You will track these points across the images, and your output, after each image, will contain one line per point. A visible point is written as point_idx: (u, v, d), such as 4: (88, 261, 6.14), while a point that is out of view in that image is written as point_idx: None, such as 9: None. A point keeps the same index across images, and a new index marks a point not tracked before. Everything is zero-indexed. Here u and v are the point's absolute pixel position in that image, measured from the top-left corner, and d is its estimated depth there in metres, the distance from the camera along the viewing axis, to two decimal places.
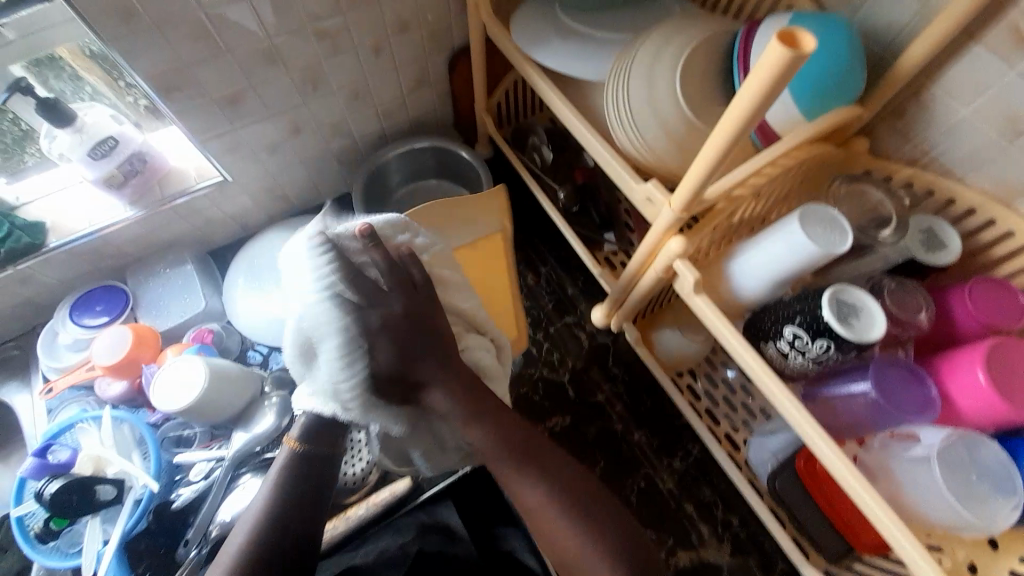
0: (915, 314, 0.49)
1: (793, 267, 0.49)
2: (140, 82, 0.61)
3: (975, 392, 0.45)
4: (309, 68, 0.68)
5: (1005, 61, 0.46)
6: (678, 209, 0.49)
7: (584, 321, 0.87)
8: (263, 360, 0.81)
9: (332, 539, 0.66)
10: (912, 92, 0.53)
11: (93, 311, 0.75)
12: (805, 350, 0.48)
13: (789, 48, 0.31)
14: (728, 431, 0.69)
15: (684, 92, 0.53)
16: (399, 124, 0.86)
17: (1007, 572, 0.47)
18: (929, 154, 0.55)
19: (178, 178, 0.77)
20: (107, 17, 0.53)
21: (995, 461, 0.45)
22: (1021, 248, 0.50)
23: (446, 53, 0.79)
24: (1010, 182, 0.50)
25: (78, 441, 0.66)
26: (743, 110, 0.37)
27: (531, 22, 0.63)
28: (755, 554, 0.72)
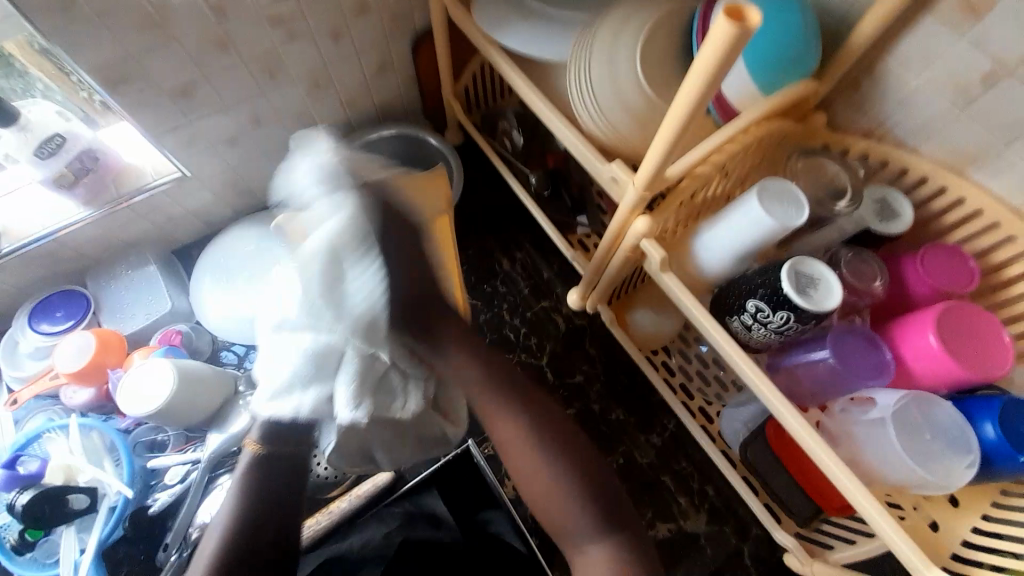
0: (870, 282, 0.50)
1: (753, 242, 0.50)
2: (85, 76, 0.58)
3: (927, 354, 0.47)
4: (265, 56, 0.66)
5: (954, 31, 0.46)
6: (640, 188, 0.49)
7: (561, 304, 0.87)
8: (238, 359, 0.80)
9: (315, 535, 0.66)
10: (867, 64, 0.54)
11: (53, 317, 0.73)
12: (767, 321, 0.50)
13: (736, 24, 0.31)
14: (702, 404, 0.72)
15: (644, 70, 0.53)
16: (365, 111, 0.84)
17: (969, 528, 0.50)
18: (884, 126, 0.56)
19: (134, 175, 0.73)
20: (43, 7, 0.50)
21: (948, 420, 0.46)
22: (970, 214, 0.52)
23: (408, 37, 0.77)
24: (960, 151, 0.52)
25: (47, 450, 0.65)
26: (696, 86, 0.37)
27: (491, 1, 0.61)
28: (731, 521, 0.75)
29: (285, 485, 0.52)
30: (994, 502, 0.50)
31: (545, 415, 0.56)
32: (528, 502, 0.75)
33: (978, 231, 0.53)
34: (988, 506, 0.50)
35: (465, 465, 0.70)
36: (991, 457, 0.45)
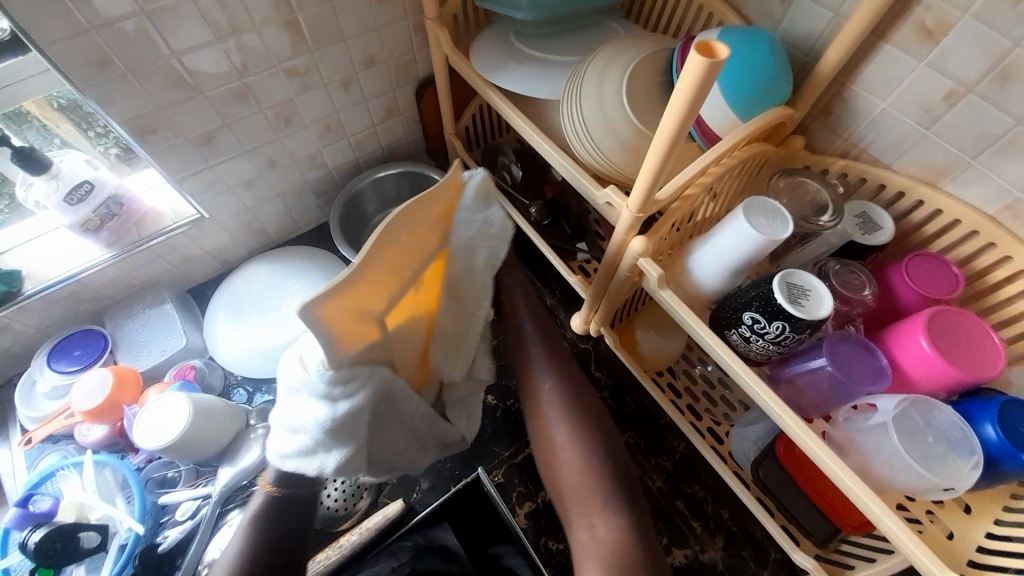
0: (859, 291, 0.52)
1: (744, 257, 0.52)
2: (116, 128, 0.63)
3: (921, 358, 0.48)
4: (280, 105, 0.71)
5: (913, 57, 0.51)
6: (634, 210, 0.52)
7: (564, 329, 0.89)
8: (248, 398, 0.80)
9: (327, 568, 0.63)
10: (838, 91, 0.58)
11: (71, 356, 0.75)
12: (764, 332, 0.51)
13: (707, 58, 0.35)
14: (711, 424, 0.71)
15: (632, 104, 0.57)
16: (373, 153, 0.89)
17: (984, 534, 0.50)
18: (859, 146, 0.60)
19: (154, 219, 0.78)
20: (84, 67, 0.56)
21: (947, 422, 0.47)
22: (950, 223, 0.55)
23: (412, 84, 0.83)
24: (932, 165, 0.55)
25: (59, 489, 0.65)
26: (676, 114, 0.40)
27: (488, 49, 0.67)
28: (748, 545, 0.73)
29: (288, 529, 0.54)
30: (1005, 507, 0.50)
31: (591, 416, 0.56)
32: (539, 530, 0.71)
33: (959, 239, 0.55)
34: (1000, 510, 0.50)
35: (475, 495, 0.68)
36: (995, 457, 0.46)
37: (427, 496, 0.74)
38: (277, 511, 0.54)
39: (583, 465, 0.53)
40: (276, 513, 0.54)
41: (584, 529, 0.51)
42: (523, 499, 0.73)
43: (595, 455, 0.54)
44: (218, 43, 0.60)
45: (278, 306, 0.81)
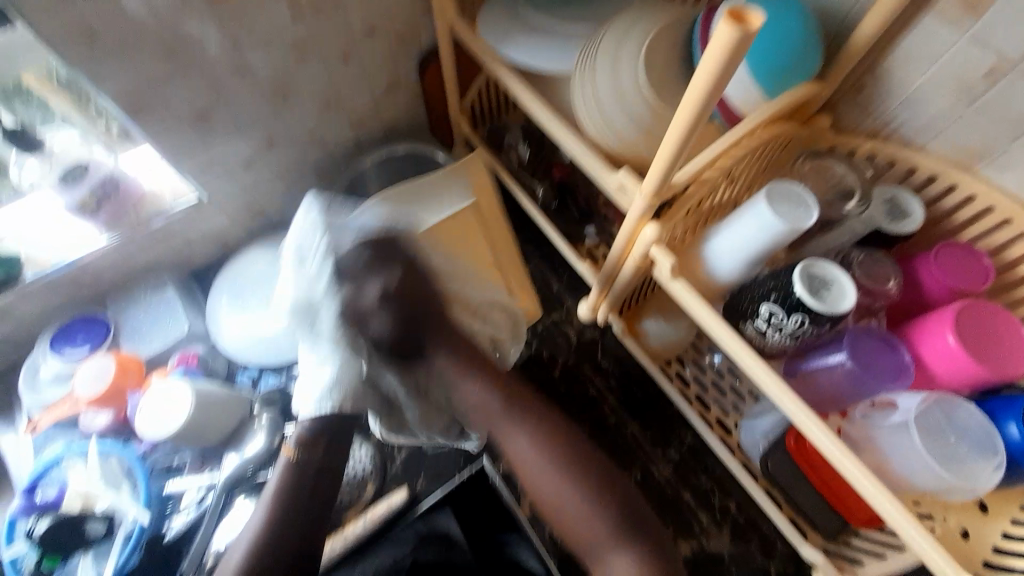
0: (884, 282, 0.50)
1: (762, 246, 0.50)
2: (108, 105, 0.60)
3: (946, 354, 0.46)
4: (277, 81, 0.68)
5: (955, 29, 0.47)
6: (648, 196, 0.49)
7: (572, 316, 0.86)
8: (252, 382, 0.79)
9: (341, 552, 0.64)
10: (868, 67, 0.55)
11: (73, 342, 0.74)
12: (782, 326, 0.49)
13: (738, 27, 0.32)
14: (719, 416, 0.69)
15: (648, 81, 0.54)
16: (374, 131, 0.86)
17: (998, 534, 0.49)
18: (889, 127, 0.56)
19: (153, 201, 0.76)
20: (69, 39, 0.53)
21: (971, 422, 0.46)
22: (984, 210, 0.52)
23: (415, 58, 0.79)
24: (968, 148, 0.52)
25: (65, 478, 0.65)
26: (699, 92, 0.37)
27: (494, 20, 0.64)
28: (755, 536, 0.72)
29: (314, 494, 0.53)
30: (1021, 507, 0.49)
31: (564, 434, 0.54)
32: None
33: (990, 229, 0.53)
34: (1017, 511, 0.49)
35: (477, 485, 0.70)
36: (1018, 459, 0.44)
37: (429, 484, 0.76)
38: (321, 475, 0.54)
39: (577, 510, 0.50)
40: (301, 489, 0.52)
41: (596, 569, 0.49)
42: None
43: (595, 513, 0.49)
44: (209, 13, 0.57)
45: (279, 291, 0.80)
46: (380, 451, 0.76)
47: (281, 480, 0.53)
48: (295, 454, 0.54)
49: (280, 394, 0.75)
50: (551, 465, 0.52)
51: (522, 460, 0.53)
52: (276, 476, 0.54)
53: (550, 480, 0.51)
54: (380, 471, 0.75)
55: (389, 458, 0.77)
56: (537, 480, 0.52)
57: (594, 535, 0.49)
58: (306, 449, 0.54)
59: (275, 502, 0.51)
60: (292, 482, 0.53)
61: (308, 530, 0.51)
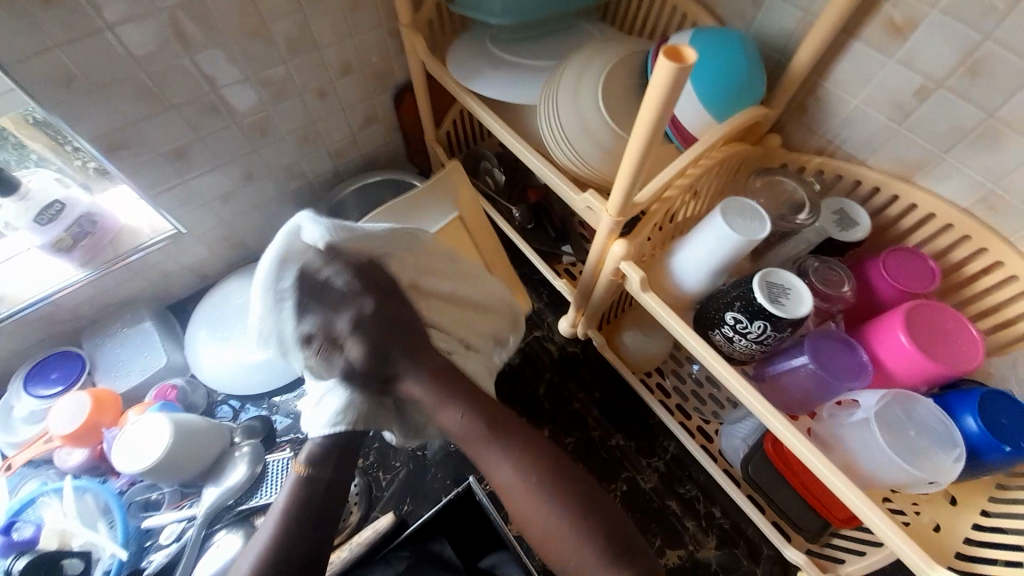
0: (838, 287, 0.53)
1: (724, 257, 0.52)
2: (86, 145, 0.62)
3: (901, 352, 0.49)
4: (256, 116, 0.70)
5: (882, 54, 0.51)
6: (613, 214, 0.52)
7: (553, 332, 0.88)
8: (234, 413, 0.79)
9: None
10: (810, 90, 0.59)
11: (47, 380, 0.73)
12: (746, 332, 0.52)
13: (675, 62, 0.35)
14: (699, 423, 0.71)
15: (608, 109, 0.57)
16: (353, 161, 0.88)
17: (970, 526, 0.50)
18: (834, 143, 0.61)
19: (130, 235, 0.76)
20: (46, 82, 0.54)
21: (930, 415, 0.48)
22: (926, 216, 0.56)
23: (390, 90, 0.82)
24: (906, 160, 0.56)
25: (41, 515, 0.63)
26: (648, 118, 0.40)
27: (463, 56, 0.67)
28: (742, 542, 0.73)
29: (322, 523, 0.49)
30: (991, 497, 0.51)
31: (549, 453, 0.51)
32: None
33: (934, 232, 0.56)
34: (987, 501, 0.51)
35: (467, 503, 0.68)
36: (977, 449, 0.46)
37: (416, 506, 0.74)
38: (330, 495, 0.50)
39: (559, 529, 0.47)
40: (309, 498, 0.49)
41: None
42: None
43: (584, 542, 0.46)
44: (186, 55, 0.59)
45: (260, 320, 0.80)
46: (366, 475, 0.75)
47: (288, 498, 0.49)
48: (306, 470, 0.51)
49: (261, 423, 0.76)
50: (544, 495, 0.48)
51: (501, 484, 0.50)
52: (284, 495, 0.49)
53: (536, 505, 0.48)
54: (365, 495, 0.73)
55: (375, 482, 0.75)
56: (523, 504, 0.48)
57: (583, 565, 0.46)
58: (318, 466, 0.50)
59: (281, 525, 0.47)
60: (298, 497, 0.49)
61: (317, 548, 0.48)
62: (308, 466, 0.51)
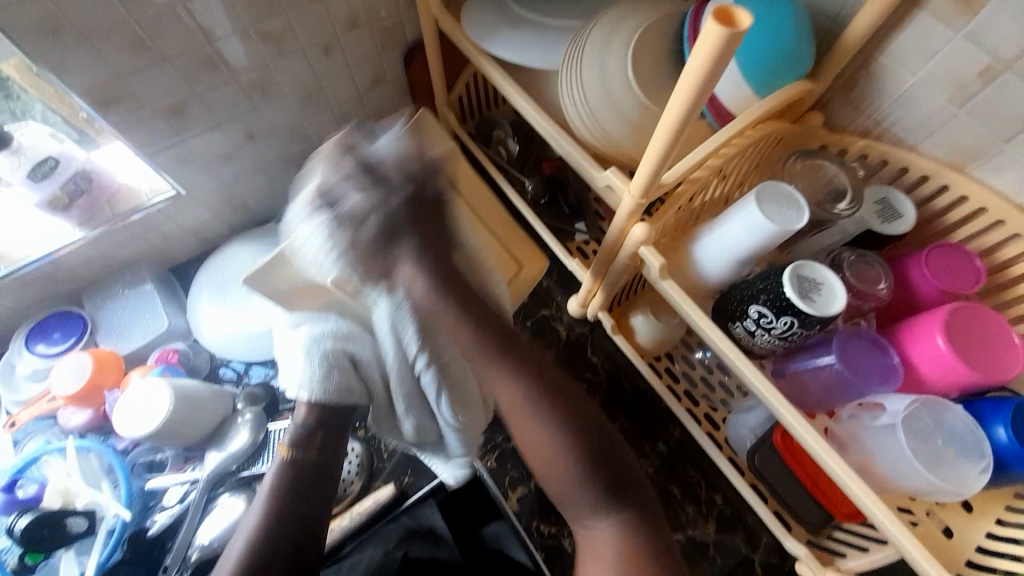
0: (874, 285, 0.49)
1: (752, 247, 0.49)
2: (76, 99, 0.58)
3: (934, 356, 0.46)
4: (256, 72, 0.66)
5: (951, 27, 0.46)
6: (637, 195, 0.48)
7: (561, 312, 0.85)
8: (237, 377, 0.78)
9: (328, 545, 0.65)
10: (863, 64, 0.53)
11: (49, 339, 0.73)
12: (770, 327, 0.48)
13: (726, 27, 0.30)
14: (707, 411, 0.69)
15: (637, 78, 0.53)
16: (360, 124, 0.84)
17: (985, 534, 0.48)
18: (882, 125, 0.55)
19: (129, 196, 0.74)
20: (34, 32, 0.51)
21: (960, 425, 0.45)
22: (976, 210, 0.51)
23: (400, 50, 0.77)
24: (959, 148, 0.51)
25: (45, 474, 0.63)
26: (687, 92, 0.36)
27: (480, 12, 0.61)
28: (741, 528, 0.72)
29: (317, 496, 0.51)
30: (1008, 506, 0.49)
31: (527, 356, 0.48)
32: (531, 514, 0.70)
33: (982, 229, 0.52)
34: (1003, 510, 0.49)
35: (467, 479, 0.69)
36: (1004, 460, 0.44)
37: (418, 480, 0.75)
38: (314, 477, 0.52)
39: (545, 441, 0.46)
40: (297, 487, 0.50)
41: (584, 531, 0.46)
42: (515, 484, 0.73)
43: (570, 455, 0.46)
44: (178, 3, 0.55)
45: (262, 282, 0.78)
46: (367, 445, 0.76)
47: (276, 480, 0.51)
48: (288, 453, 0.52)
49: (263, 390, 0.74)
50: (547, 424, 0.46)
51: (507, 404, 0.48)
52: (270, 477, 0.51)
53: (530, 417, 0.46)
54: (367, 467, 0.74)
55: (377, 453, 0.76)
56: (521, 424, 0.47)
57: (571, 478, 0.46)
58: (300, 447, 0.52)
59: (273, 495, 0.50)
60: (288, 480, 0.51)
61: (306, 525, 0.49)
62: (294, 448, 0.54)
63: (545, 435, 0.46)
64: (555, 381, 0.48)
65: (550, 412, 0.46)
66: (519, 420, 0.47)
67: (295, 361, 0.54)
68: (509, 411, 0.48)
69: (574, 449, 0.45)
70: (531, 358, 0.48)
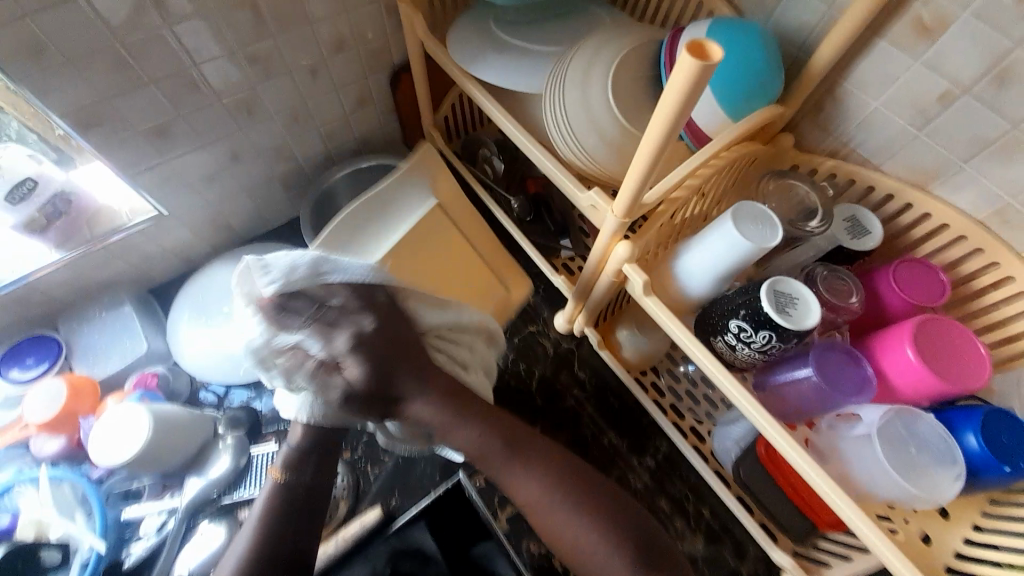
0: (847, 298, 0.51)
1: (730, 263, 0.51)
2: (58, 120, 0.58)
3: (905, 367, 0.48)
4: (242, 93, 0.66)
5: (909, 55, 0.49)
6: (620, 214, 0.49)
7: (547, 328, 0.86)
8: (218, 400, 0.77)
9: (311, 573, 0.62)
10: (829, 89, 0.56)
11: (23, 364, 0.71)
12: (750, 341, 0.50)
13: (700, 60, 0.32)
14: (693, 423, 0.70)
15: (617, 102, 0.55)
16: (346, 144, 0.85)
17: (962, 540, 0.50)
18: (848, 147, 0.58)
19: (109, 216, 0.73)
20: (17, 53, 0.50)
21: (932, 433, 0.47)
22: (938, 227, 0.54)
23: (386, 72, 0.78)
24: (921, 168, 0.54)
25: (17, 505, 0.61)
26: (663, 119, 0.38)
27: (465, 37, 0.63)
28: (728, 541, 0.73)
29: (310, 518, 0.54)
30: (983, 512, 0.51)
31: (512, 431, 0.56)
32: (521, 534, 0.69)
33: (945, 244, 0.55)
34: (978, 516, 0.51)
35: (456, 498, 0.68)
36: (976, 467, 0.46)
37: (406, 501, 0.72)
38: (306, 507, 0.54)
39: (574, 524, 0.51)
40: (290, 509, 0.53)
41: None
42: (504, 503, 0.70)
43: (604, 535, 0.50)
44: (164, 26, 0.55)
45: None
46: (353, 470, 0.74)
47: (266, 503, 0.53)
48: (282, 476, 0.55)
49: (246, 412, 0.73)
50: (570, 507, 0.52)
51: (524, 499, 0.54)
52: (261, 501, 0.54)
53: (558, 510, 0.52)
54: (353, 488, 0.72)
55: (363, 476, 0.74)
56: (547, 516, 0.52)
57: (615, 570, 0.49)
58: (293, 470, 0.55)
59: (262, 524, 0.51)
60: (280, 509, 0.53)
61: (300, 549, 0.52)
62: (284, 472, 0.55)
63: (575, 528, 0.51)
64: (567, 467, 0.54)
65: (572, 495, 0.52)
66: (542, 518, 0.53)
67: (289, 386, 0.56)
68: (531, 507, 0.53)
69: (596, 520, 0.51)
70: (525, 441, 0.55)
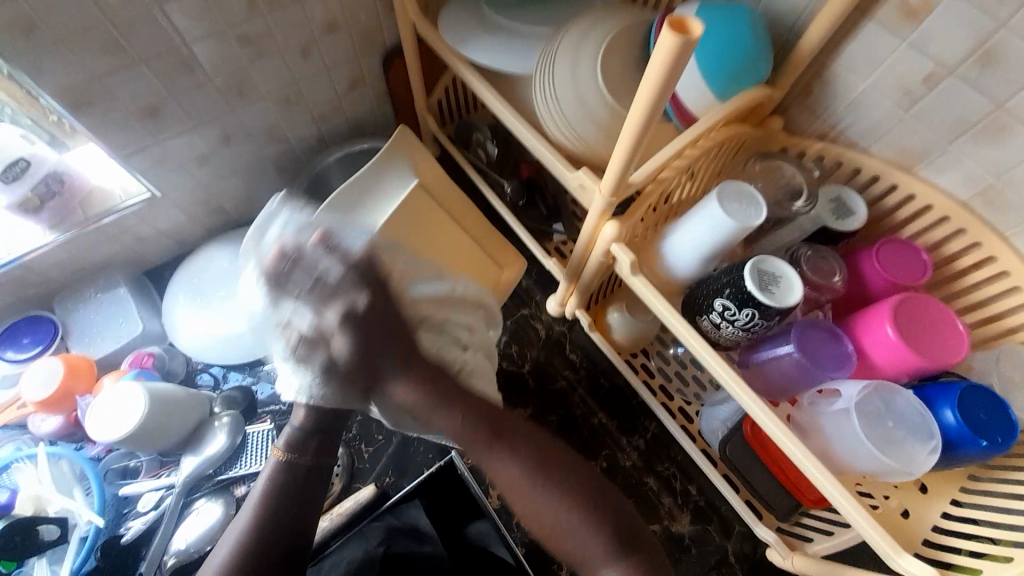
0: (829, 277, 0.52)
1: (716, 243, 0.52)
2: (49, 100, 0.58)
3: (884, 344, 0.49)
4: (233, 75, 0.66)
5: (895, 36, 0.49)
6: (607, 194, 0.50)
7: (540, 312, 0.87)
8: (215, 382, 0.77)
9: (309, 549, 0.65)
10: (818, 71, 0.56)
11: (19, 344, 0.72)
12: (734, 319, 0.51)
13: (680, 35, 0.33)
14: (681, 404, 0.71)
15: (606, 83, 0.55)
16: (339, 127, 0.85)
17: (939, 514, 0.51)
18: (836, 129, 0.59)
19: (102, 197, 0.73)
20: (6, 32, 0.50)
21: (910, 409, 0.48)
22: (922, 208, 0.55)
23: (378, 55, 0.78)
24: (906, 149, 0.55)
25: (15, 481, 0.63)
26: (647, 97, 0.38)
27: (456, 19, 0.63)
28: (714, 518, 0.75)
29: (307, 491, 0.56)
30: (962, 487, 0.52)
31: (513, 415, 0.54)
32: None
33: (928, 225, 0.55)
34: (958, 492, 0.52)
35: (450, 476, 0.69)
36: (955, 442, 0.47)
37: (400, 479, 0.74)
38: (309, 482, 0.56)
39: (549, 510, 0.49)
40: (292, 485, 0.55)
41: None
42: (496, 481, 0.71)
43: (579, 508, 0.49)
44: (153, 5, 0.55)
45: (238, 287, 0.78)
46: (349, 448, 0.75)
47: (269, 482, 0.55)
48: (286, 455, 0.56)
49: (241, 393, 0.74)
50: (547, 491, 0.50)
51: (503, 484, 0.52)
52: (264, 481, 0.55)
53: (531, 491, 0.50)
54: (348, 466, 0.73)
55: (358, 455, 0.75)
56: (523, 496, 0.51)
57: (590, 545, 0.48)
58: (295, 452, 0.57)
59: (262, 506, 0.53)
60: (280, 485, 0.55)
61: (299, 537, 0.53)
62: (286, 452, 0.56)
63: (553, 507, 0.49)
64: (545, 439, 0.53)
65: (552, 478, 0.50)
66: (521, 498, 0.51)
67: (286, 372, 0.55)
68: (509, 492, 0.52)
69: (573, 501, 0.49)
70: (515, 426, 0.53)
